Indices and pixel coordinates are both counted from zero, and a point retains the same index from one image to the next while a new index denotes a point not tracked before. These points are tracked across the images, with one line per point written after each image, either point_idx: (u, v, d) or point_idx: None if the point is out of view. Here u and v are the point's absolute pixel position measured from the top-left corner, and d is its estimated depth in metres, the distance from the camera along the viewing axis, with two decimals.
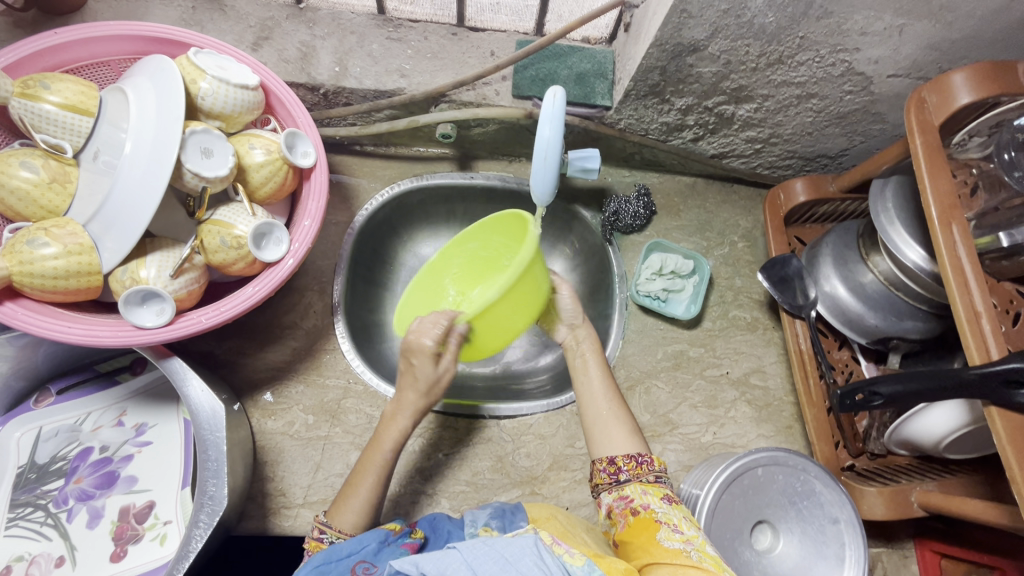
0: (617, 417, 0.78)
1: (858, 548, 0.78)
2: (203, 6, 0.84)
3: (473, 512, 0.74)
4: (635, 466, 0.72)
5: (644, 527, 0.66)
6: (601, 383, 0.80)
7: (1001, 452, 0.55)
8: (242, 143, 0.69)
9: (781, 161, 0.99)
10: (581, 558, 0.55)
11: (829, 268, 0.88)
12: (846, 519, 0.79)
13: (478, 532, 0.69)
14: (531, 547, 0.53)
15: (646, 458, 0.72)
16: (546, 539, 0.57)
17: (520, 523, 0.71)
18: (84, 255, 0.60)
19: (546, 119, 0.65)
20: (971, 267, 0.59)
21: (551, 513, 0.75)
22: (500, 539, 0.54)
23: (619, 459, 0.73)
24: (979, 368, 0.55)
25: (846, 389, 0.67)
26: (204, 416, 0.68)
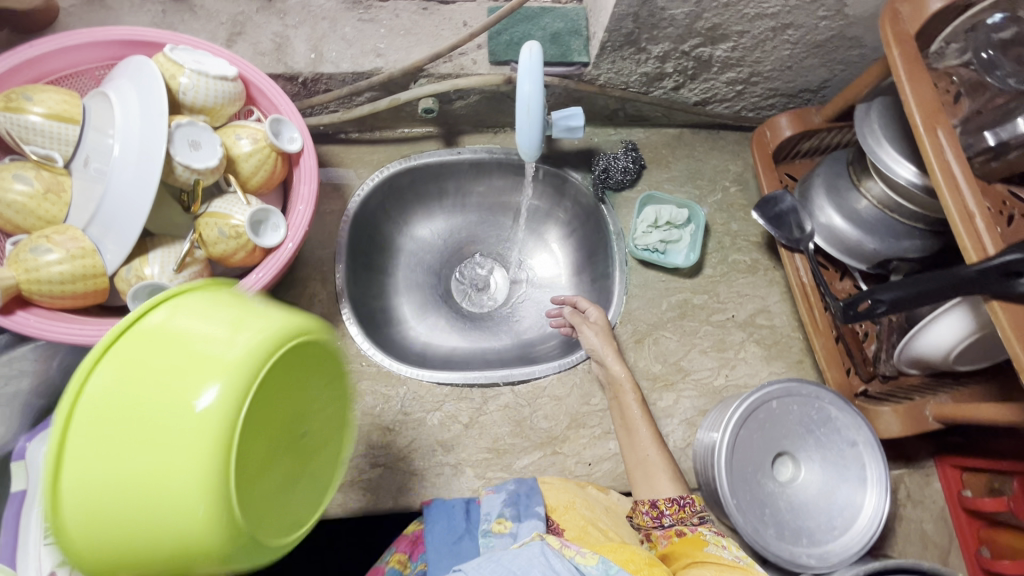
0: (659, 465, 0.81)
1: (877, 466, 0.79)
2: (173, 9, 0.84)
3: (486, 501, 0.78)
4: (677, 510, 0.74)
5: (691, 543, 0.69)
6: (646, 427, 0.83)
7: (1008, 345, 0.55)
8: (229, 134, 0.69)
9: (764, 101, 0.99)
10: (593, 557, 0.58)
11: (822, 199, 0.89)
12: (862, 440, 0.80)
13: (491, 526, 0.75)
14: (538, 556, 0.56)
15: (688, 500, 0.75)
16: (554, 543, 0.59)
17: (535, 508, 0.76)
18: (88, 258, 0.61)
19: (525, 74, 0.65)
20: (959, 167, 0.59)
21: (569, 499, 0.79)
22: (506, 553, 0.57)
23: (661, 502, 0.75)
24: (979, 265, 0.56)
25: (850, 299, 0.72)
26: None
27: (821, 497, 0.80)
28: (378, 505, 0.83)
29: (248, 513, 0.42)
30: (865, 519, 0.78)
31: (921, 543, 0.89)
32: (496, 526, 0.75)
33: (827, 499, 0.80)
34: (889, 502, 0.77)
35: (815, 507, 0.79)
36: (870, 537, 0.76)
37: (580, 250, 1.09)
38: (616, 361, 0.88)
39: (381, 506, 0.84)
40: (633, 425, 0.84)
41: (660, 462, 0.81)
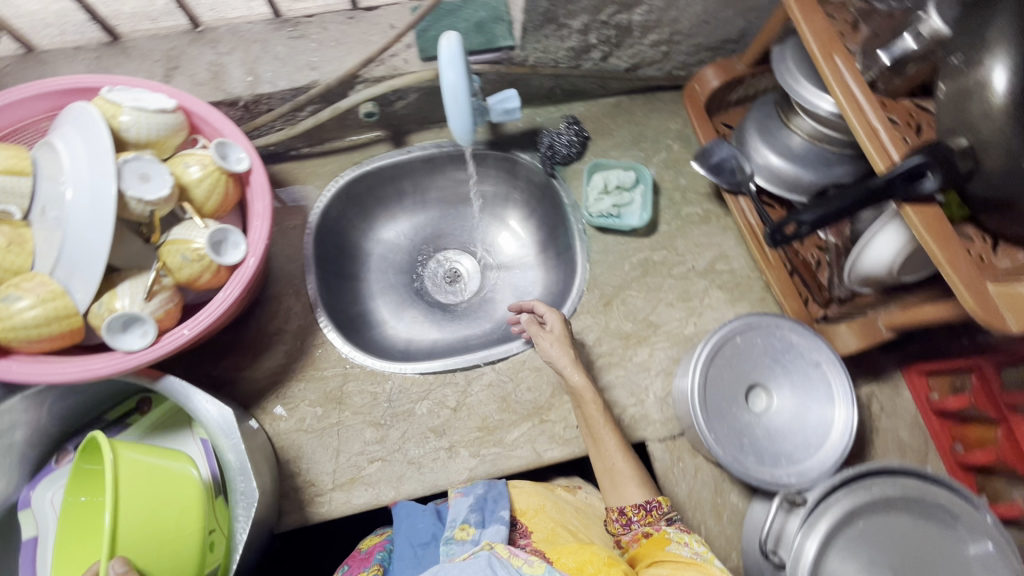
0: (627, 471, 0.83)
1: (842, 382, 0.84)
2: (107, 53, 0.86)
3: (453, 505, 0.82)
4: (643, 515, 0.80)
5: (655, 542, 0.76)
6: (612, 436, 0.84)
7: (921, 240, 0.61)
8: (178, 164, 0.72)
9: (691, 57, 1.03)
10: (539, 566, 0.66)
11: (757, 140, 0.93)
12: (824, 360, 0.85)
13: (455, 531, 0.80)
14: (484, 567, 0.66)
15: (655, 504, 0.80)
16: (504, 552, 0.69)
17: (500, 512, 0.82)
18: (58, 300, 0.64)
19: (447, 63, 0.69)
20: (860, 90, 0.65)
21: (538, 502, 0.86)
22: (455, 566, 0.66)
23: (629, 510, 0.81)
24: (886, 175, 0.60)
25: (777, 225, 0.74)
26: (215, 422, 0.72)
27: (795, 419, 0.84)
28: (381, 498, 0.87)
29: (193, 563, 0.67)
30: (838, 433, 0.83)
31: (900, 449, 0.94)
32: (459, 533, 0.80)
33: (801, 420, 0.84)
34: (857, 413, 0.82)
35: (790, 429, 0.84)
36: (844, 448, 0.81)
37: (542, 228, 1.13)
38: (576, 371, 0.86)
39: (384, 498, 0.87)
40: (598, 438, 0.85)
41: (629, 469, 0.83)
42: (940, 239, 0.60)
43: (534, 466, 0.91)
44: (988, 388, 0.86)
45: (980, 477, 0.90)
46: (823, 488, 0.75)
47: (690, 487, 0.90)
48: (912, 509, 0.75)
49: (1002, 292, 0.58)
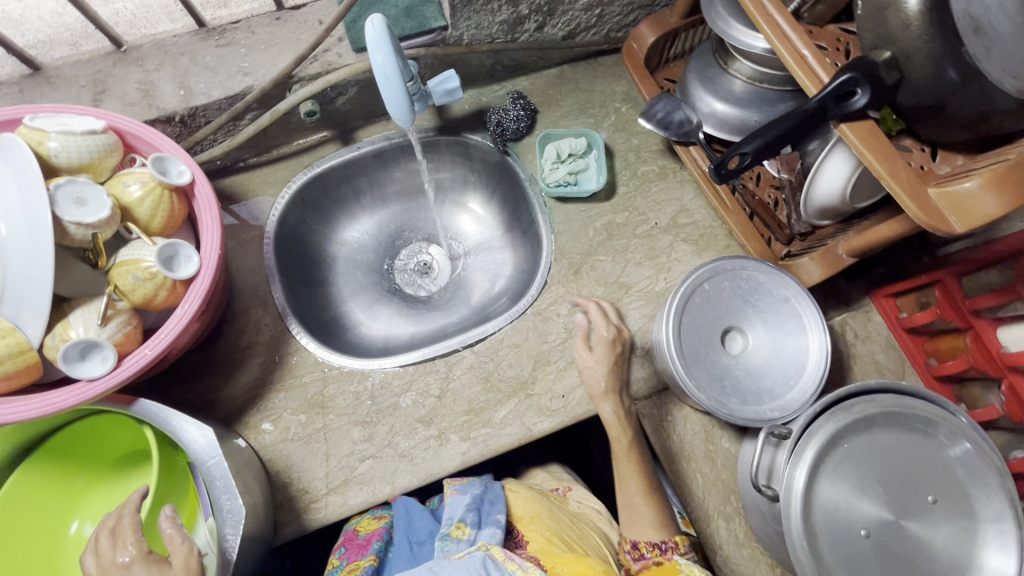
0: (646, 512, 0.84)
1: (812, 312, 0.85)
2: (30, 85, 0.84)
3: (450, 503, 0.82)
4: (658, 555, 0.82)
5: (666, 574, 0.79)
6: (638, 481, 0.84)
7: (862, 156, 0.61)
8: (116, 185, 0.70)
9: (625, 17, 1.04)
10: (534, 571, 0.67)
11: (699, 90, 0.94)
12: (791, 292, 0.87)
13: (450, 530, 0.79)
14: (478, 566, 0.67)
15: (670, 544, 0.83)
16: (498, 555, 0.70)
17: (496, 516, 0.81)
18: (9, 337, 0.62)
19: (375, 47, 0.68)
20: (783, 17, 0.66)
21: (535, 509, 0.84)
22: (449, 563, 0.66)
23: (642, 545, 0.84)
24: (819, 95, 0.61)
25: (722, 160, 0.73)
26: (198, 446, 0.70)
27: (770, 354, 0.86)
28: (377, 495, 0.86)
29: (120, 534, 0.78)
30: (814, 361, 0.84)
31: (878, 372, 0.96)
32: (454, 531, 0.78)
33: (777, 354, 0.86)
34: (829, 337, 0.83)
35: (768, 365, 0.85)
36: (822, 376, 0.82)
37: (504, 208, 1.13)
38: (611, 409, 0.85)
39: (380, 494, 0.86)
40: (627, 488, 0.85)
41: (650, 513, 0.84)
42: (877, 150, 0.61)
43: (525, 441, 0.90)
44: (952, 299, 0.89)
45: (956, 386, 0.93)
46: (805, 417, 0.76)
47: (681, 437, 0.91)
48: (893, 424, 0.77)
49: (943, 196, 0.59)
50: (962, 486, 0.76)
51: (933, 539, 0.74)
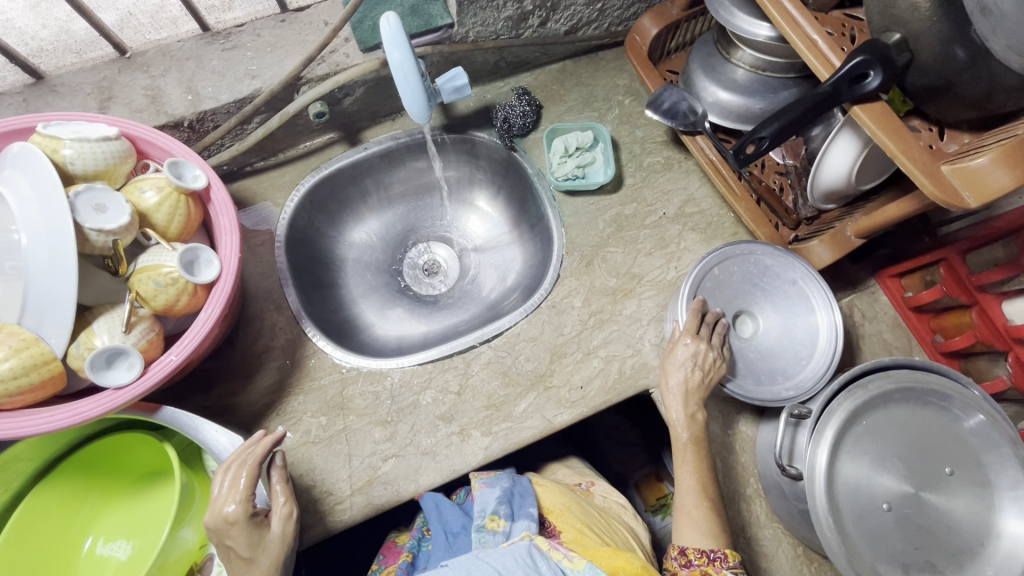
0: (697, 512, 0.79)
1: (820, 292, 0.86)
2: (34, 95, 0.83)
3: (481, 496, 0.84)
4: (706, 563, 0.75)
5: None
6: (692, 476, 0.80)
7: (875, 137, 0.63)
8: (132, 191, 0.70)
9: (626, 11, 1.05)
10: (579, 561, 0.70)
11: (703, 80, 0.95)
12: (800, 275, 0.88)
13: (485, 522, 0.81)
14: (526, 556, 0.70)
15: (719, 554, 0.76)
16: (543, 545, 0.72)
17: (528, 508, 0.82)
18: (33, 347, 0.61)
19: (391, 43, 0.68)
20: (791, 3, 0.67)
21: (564, 502, 0.85)
22: (495, 550, 0.70)
23: (690, 551, 0.76)
24: (831, 79, 0.62)
25: (739, 146, 0.75)
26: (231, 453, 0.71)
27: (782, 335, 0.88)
28: (402, 494, 0.86)
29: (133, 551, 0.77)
30: (825, 340, 0.85)
31: (887, 350, 0.98)
32: (489, 522, 0.80)
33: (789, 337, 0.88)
34: (839, 315, 0.84)
35: (780, 347, 0.87)
36: (833, 354, 0.83)
37: (511, 203, 1.13)
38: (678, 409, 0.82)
39: (405, 493, 0.86)
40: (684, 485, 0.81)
41: (704, 515, 0.79)
42: (890, 131, 0.62)
43: (546, 434, 0.91)
44: (955, 275, 0.91)
45: (963, 361, 0.95)
46: (823, 397, 0.77)
47: None
48: (908, 398, 0.78)
49: (955, 172, 0.61)
50: (977, 456, 0.78)
51: (952, 509, 0.76)
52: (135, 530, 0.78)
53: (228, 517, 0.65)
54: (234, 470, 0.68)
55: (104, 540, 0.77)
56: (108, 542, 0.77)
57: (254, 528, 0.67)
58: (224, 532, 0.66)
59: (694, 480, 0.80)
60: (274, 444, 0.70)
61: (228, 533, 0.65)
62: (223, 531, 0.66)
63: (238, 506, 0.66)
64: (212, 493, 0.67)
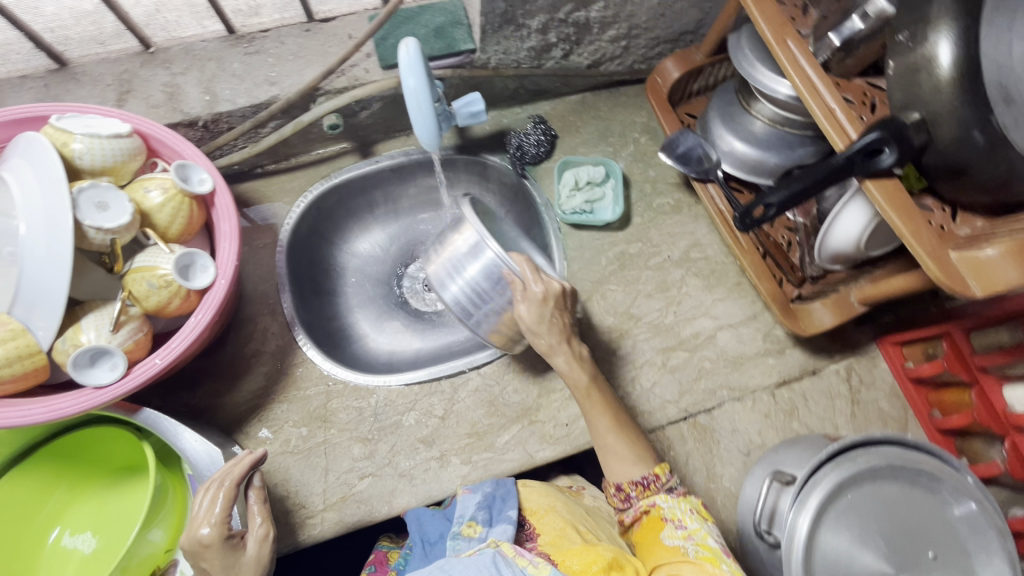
0: (622, 447, 0.84)
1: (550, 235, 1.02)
2: (55, 80, 0.84)
3: (461, 501, 0.81)
4: (642, 490, 0.81)
5: (652, 526, 0.79)
6: (603, 415, 0.85)
7: (885, 214, 0.62)
8: (137, 190, 0.70)
9: (651, 49, 1.04)
10: (544, 567, 0.66)
11: (720, 127, 0.94)
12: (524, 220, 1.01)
13: (461, 529, 0.79)
14: (489, 565, 0.65)
15: (650, 478, 0.81)
16: (508, 552, 0.69)
17: (508, 513, 0.80)
18: (20, 338, 0.62)
19: (407, 70, 0.68)
20: (814, 71, 0.66)
21: (549, 503, 0.84)
22: (458, 561, 0.66)
23: (626, 485, 0.82)
24: (846, 151, 0.61)
25: (747, 208, 0.73)
26: (204, 464, 0.70)
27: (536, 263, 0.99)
28: (374, 514, 0.85)
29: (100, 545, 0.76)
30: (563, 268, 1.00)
31: (880, 419, 0.96)
32: (465, 529, 0.78)
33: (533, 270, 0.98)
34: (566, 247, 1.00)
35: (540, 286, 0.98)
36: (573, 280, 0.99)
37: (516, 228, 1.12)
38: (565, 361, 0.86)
39: (378, 514, 0.85)
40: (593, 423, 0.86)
41: (626, 447, 0.84)
42: (901, 210, 0.61)
43: (526, 468, 0.90)
44: (958, 352, 0.89)
45: (958, 440, 0.93)
46: (810, 465, 0.76)
47: (682, 471, 0.91)
48: (896, 476, 0.76)
49: (964, 259, 0.60)
50: (963, 543, 0.76)
51: None
52: (103, 524, 0.77)
53: (202, 540, 0.64)
54: (213, 491, 0.67)
55: (70, 531, 0.77)
56: (74, 534, 0.77)
57: (228, 550, 0.65)
58: (199, 555, 0.64)
59: (605, 419, 0.85)
60: (253, 465, 0.69)
61: (204, 553, 0.64)
62: (198, 554, 0.64)
63: (214, 528, 0.65)
64: (190, 512, 0.66)
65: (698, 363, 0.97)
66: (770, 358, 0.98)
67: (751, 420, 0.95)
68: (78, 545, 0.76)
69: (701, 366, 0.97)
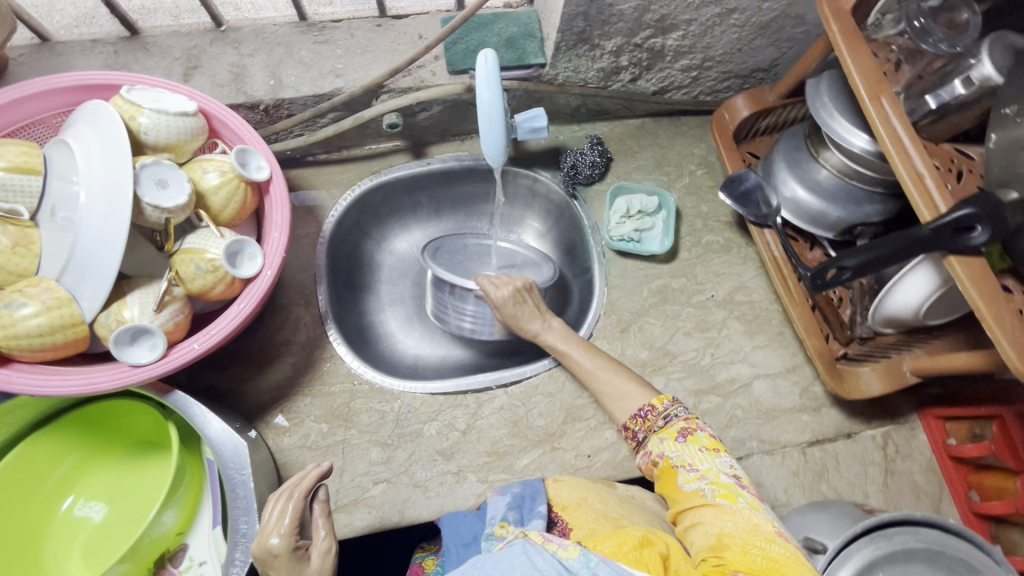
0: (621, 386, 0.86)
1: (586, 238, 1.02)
2: (125, 48, 0.84)
3: (491, 503, 0.78)
4: (644, 421, 0.80)
5: (667, 476, 0.75)
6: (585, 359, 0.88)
7: (965, 294, 0.59)
8: (196, 169, 0.69)
9: (720, 83, 1.02)
10: (575, 550, 0.58)
11: (785, 173, 0.91)
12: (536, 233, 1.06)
13: (493, 530, 0.73)
14: (520, 557, 0.56)
15: (647, 408, 0.81)
16: (537, 538, 0.59)
17: (539, 509, 0.77)
18: (65, 307, 0.61)
19: (484, 82, 0.67)
20: (905, 133, 0.62)
21: (580, 495, 0.79)
22: (489, 556, 0.57)
23: (631, 423, 0.81)
24: (932, 223, 0.58)
25: (817, 270, 0.71)
26: (227, 456, 0.67)
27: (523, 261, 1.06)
28: (384, 522, 0.83)
29: (116, 517, 0.76)
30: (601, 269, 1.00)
31: (914, 493, 0.92)
32: (498, 529, 0.73)
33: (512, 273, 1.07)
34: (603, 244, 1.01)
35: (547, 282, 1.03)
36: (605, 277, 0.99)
37: (558, 246, 1.11)
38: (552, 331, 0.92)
39: (388, 521, 0.83)
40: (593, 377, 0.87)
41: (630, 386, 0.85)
42: (985, 292, 0.58)
43: None
44: (1009, 438, 0.85)
45: (993, 526, 0.89)
46: (840, 538, 0.74)
47: None
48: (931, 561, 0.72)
49: None
50: None
51: None
52: (118, 496, 0.77)
53: (271, 549, 0.60)
54: (283, 501, 0.63)
55: (84, 499, 0.76)
56: (88, 502, 0.76)
57: (296, 562, 0.60)
58: (267, 565, 0.60)
59: (600, 358, 0.88)
60: (321, 477, 0.66)
61: (271, 564, 0.60)
62: (267, 564, 0.60)
63: (281, 538, 0.60)
64: (260, 522, 0.63)
65: (731, 410, 0.94)
66: (805, 415, 0.95)
67: (779, 477, 0.91)
68: (93, 514, 0.76)
69: (733, 414, 0.94)
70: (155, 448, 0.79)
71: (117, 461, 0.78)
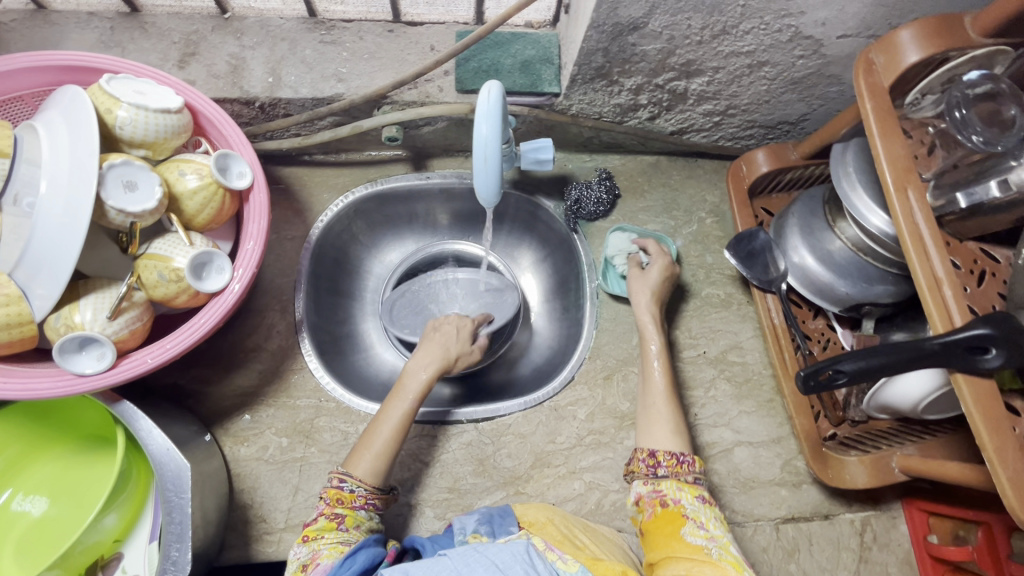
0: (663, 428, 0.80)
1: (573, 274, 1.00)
2: (122, 26, 0.80)
3: (460, 517, 0.74)
4: (674, 464, 0.74)
5: (671, 520, 0.70)
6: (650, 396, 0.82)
7: (968, 418, 0.54)
8: (172, 170, 0.65)
9: (743, 131, 0.96)
10: (574, 565, 0.62)
11: (796, 238, 0.86)
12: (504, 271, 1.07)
13: (467, 540, 0.70)
14: (523, 553, 0.60)
15: (687, 458, 0.75)
16: (539, 545, 0.64)
17: (510, 527, 0.72)
18: (13, 305, 0.58)
19: (483, 116, 0.62)
20: (928, 233, 0.57)
21: (547, 515, 0.75)
22: (492, 545, 0.61)
23: (660, 454, 0.75)
24: (942, 337, 0.54)
25: (810, 370, 0.65)
26: (169, 477, 0.64)
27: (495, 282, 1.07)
28: None
29: (55, 514, 0.74)
30: (590, 312, 0.97)
31: None
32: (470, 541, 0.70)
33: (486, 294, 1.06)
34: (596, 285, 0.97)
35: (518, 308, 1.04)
36: (593, 321, 0.96)
37: (553, 276, 1.07)
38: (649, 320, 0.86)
39: None
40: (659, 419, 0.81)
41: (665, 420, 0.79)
42: (991, 420, 0.53)
43: None
44: (993, 551, 0.78)
45: None
46: None
47: None
48: None
49: None
50: None
51: None
52: (59, 492, 0.75)
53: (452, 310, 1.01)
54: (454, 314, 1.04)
55: (23, 494, 0.74)
56: (27, 496, 0.74)
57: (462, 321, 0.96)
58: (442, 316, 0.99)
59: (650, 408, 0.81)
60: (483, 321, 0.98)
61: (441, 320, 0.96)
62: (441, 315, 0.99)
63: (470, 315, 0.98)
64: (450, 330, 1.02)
65: (708, 476, 0.90)
66: (784, 490, 0.90)
67: (748, 551, 0.87)
68: (31, 510, 0.74)
69: (708, 480, 0.90)
70: (101, 445, 0.76)
71: (63, 456, 0.76)
